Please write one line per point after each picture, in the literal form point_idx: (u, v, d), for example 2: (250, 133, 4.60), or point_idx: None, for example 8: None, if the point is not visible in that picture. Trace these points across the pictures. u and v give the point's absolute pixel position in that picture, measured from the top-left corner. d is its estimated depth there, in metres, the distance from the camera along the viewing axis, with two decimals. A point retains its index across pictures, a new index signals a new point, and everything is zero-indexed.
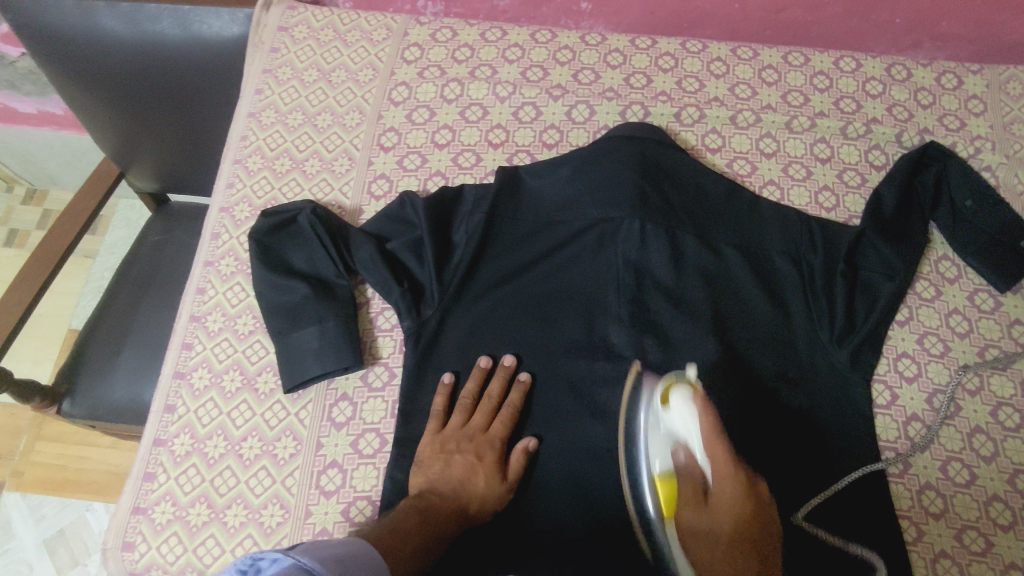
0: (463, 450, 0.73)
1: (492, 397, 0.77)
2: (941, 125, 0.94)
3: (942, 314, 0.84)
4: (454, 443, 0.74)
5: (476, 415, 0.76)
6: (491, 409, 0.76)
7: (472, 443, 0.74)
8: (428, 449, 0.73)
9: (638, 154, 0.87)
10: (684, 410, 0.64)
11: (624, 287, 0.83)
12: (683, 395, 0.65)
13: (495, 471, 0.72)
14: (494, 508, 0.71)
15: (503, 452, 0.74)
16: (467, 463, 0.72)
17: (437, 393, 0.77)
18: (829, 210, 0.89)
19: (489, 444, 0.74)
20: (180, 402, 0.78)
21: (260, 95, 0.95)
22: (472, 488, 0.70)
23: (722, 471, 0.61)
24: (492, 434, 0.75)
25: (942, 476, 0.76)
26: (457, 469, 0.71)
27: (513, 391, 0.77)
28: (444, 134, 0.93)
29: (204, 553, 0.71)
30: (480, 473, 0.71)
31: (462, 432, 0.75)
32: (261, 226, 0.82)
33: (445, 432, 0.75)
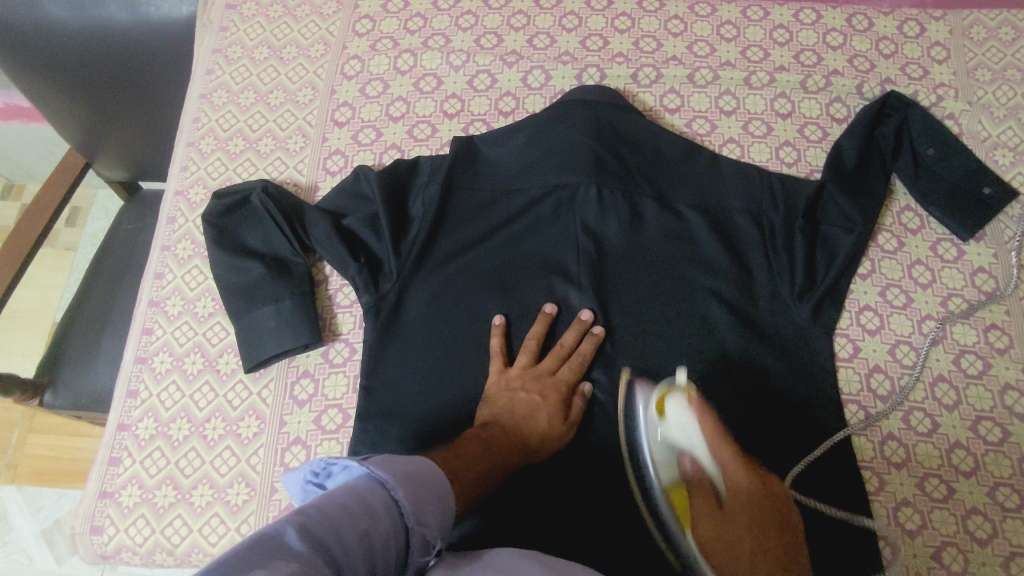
0: (529, 388, 0.73)
1: (565, 346, 0.77)
2: (903, 74, 0.92)
3: (905, 265, 0.83)
4: (520, 381, 0.73)
5: (545, 359, 0.76)
6: (562, 354, 0.76)
7: (538, 383, 0.73)
8: (496, 386, 0.73)
9: (591, 117, 0.86)
10: (683, 419, 0.67)
11: (584, 253, 0.82)
12: (679, 402, 0.68)
13: (557, 413, 0.72)
14: (554, 446, 0.71)
15: (567, 394, 0.74)
16: (533, 401, 0.71)
17: (492, 334, 0.77)
18: (790, 165, 0.88)
19: (554, 386, 0.74)
20: (143, 387, 0.78)
21: (211, 75, 0.94)
22: (536, 425, 0.70)
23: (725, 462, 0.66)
24: (559, 377, 0.74)
25: (905, 426, 0.76)
26: (523, 405, 0.71)
27: (586, 340, 0.77)
28: (399, 106, 0.91)
29: (172, 533, 0.72)
30: (543, 411, 0.71)
31: (530, 372, 0.74)
32: (214, 207, 0.82)
33: (511, 370, 0.74)
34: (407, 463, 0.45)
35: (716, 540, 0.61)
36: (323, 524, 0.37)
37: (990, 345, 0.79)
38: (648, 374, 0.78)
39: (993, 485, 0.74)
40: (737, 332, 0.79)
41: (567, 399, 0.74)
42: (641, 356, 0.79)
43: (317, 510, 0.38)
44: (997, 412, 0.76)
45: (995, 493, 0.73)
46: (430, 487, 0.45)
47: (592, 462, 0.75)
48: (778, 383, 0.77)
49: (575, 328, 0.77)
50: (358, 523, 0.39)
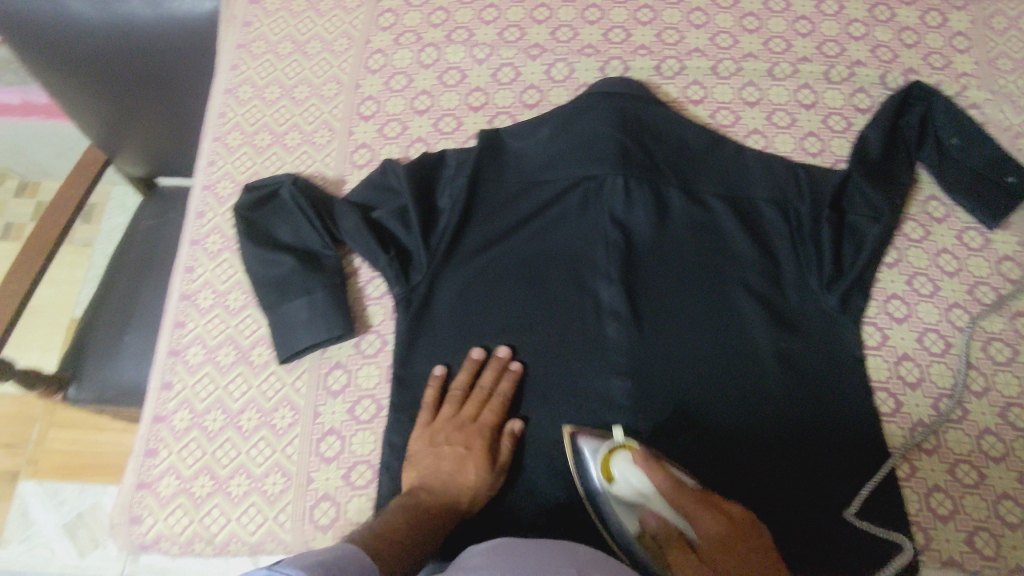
0: (453, 440, 0.71)
1: (484, 388, 0.75)
2: (926, 64, 0.92)
3: (931, 255, 0.84)
4: (443, 434, 0.72)
5: (467, 406, 0.74)
6: (484, 398, 0.75)
7: (462, 433, 0.72)
8: (421, 443, 0.72)
9: (617, 110, 0.86)
10: (629, 474, 0.68)
11: (613, 245, 0.83)
12: (622, 458, 0.69)
13: (484, 462, 0.70)
14: (485, 497, 0.70)
15: (493, 439, 0.72)
16: (458, 455, 0.70)
17: (427, 386, 0.76)
18: (815, 155, 0.89)
19: (478, 432, 0.72)
20: (177, 378, 0.79)
21: (236, 70, 0.95)
22: (463, 482, 0.68)
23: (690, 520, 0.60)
24: (482, 422, 0.73)
25: (934, 413, 0.77)
26: (447, 463, 0.69)
27: (506, 380, 0.76)
28: (423, 100, 0.92)
29: (211, 522, 0.73)
30: (470, 465, 0.69)
31: (453, 423, 0.73)
32: (244, 202, 0.83)
33: (436, 424, 0.73)
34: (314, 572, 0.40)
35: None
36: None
37: (1017, 332, 0.80)
38: (678, 362, 0.79)
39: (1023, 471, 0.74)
40: (765, 324, 0.79)
41: (495, 444, 0.72)
42: (670, 345, 0.80)
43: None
44: None
45: None
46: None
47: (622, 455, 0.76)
48: (810, 376, 0.78)
49: (494, 369, 0.76)
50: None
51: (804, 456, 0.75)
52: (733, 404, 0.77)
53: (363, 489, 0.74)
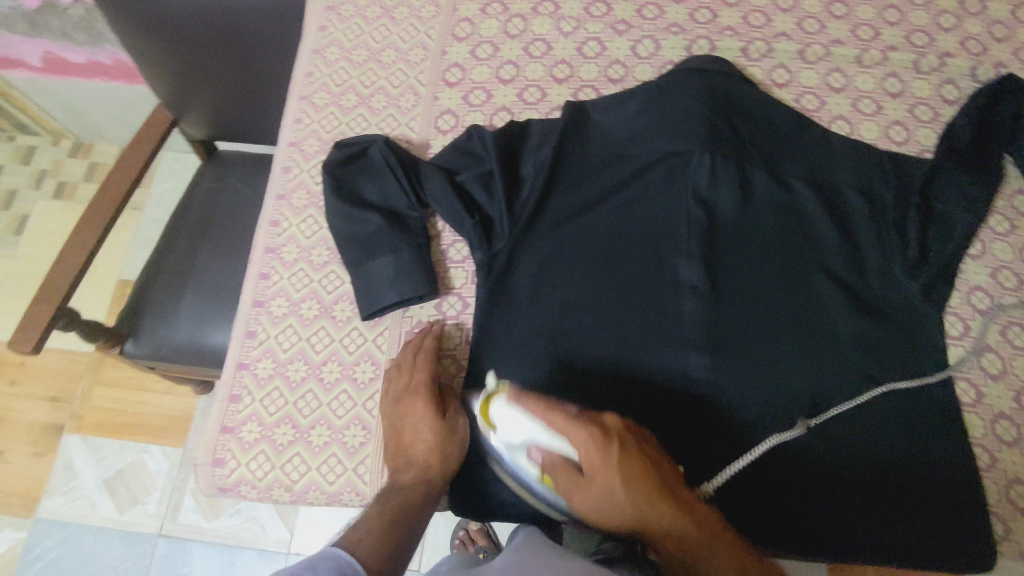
0: (400, 412, 0.71)
1: (409, 353, 0.75)
2: (1017, 58, 0.91)
3: (1016, 249, 0.83)
4: (393, 412, 0.72)
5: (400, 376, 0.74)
6: (412, 360, 0.75)
7: (404, 402, 0.71)
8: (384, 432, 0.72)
9: (707, 86, 0.86)
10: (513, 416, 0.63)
11: (695, 222, 0.83)
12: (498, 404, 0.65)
13: (428, 416, 0.69)
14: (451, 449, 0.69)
15: (430, 390, 0.71)
16: (407, 424, 0.70)
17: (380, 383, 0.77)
18: (900, 144, 0.88)
19: (416, 392, 0.71)
20: (261, 328, 0.80)
21: (324, 31, 0.95)
22: (421, 444, 0.68)
23: (576, 441, 0.59)
24: (416, 381, 0.72)
25: (1016, 406, 0.77)
26: (404, 438, 0.70)
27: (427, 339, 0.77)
28: (509, 70, 0.93)
29: (291, 470, 0.74)
30: (418, 426, 0.69)
31: (395, 398, 0.73)
32: (335, 158, 0.84)
33: (386, 407, 0.73)
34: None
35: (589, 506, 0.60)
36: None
37: None
38: (758, 342, 0.79)
39: None
40: (848, 306, 0.79)
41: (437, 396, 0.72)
42: (750, 325, 0.80)
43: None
44: None
45: None
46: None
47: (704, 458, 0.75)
48: (898, 365, 0.77)
49: (421, 333, 0.78)
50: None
51: (884, 471, 0.74)
52: (814, 390, 0.77)
53: None
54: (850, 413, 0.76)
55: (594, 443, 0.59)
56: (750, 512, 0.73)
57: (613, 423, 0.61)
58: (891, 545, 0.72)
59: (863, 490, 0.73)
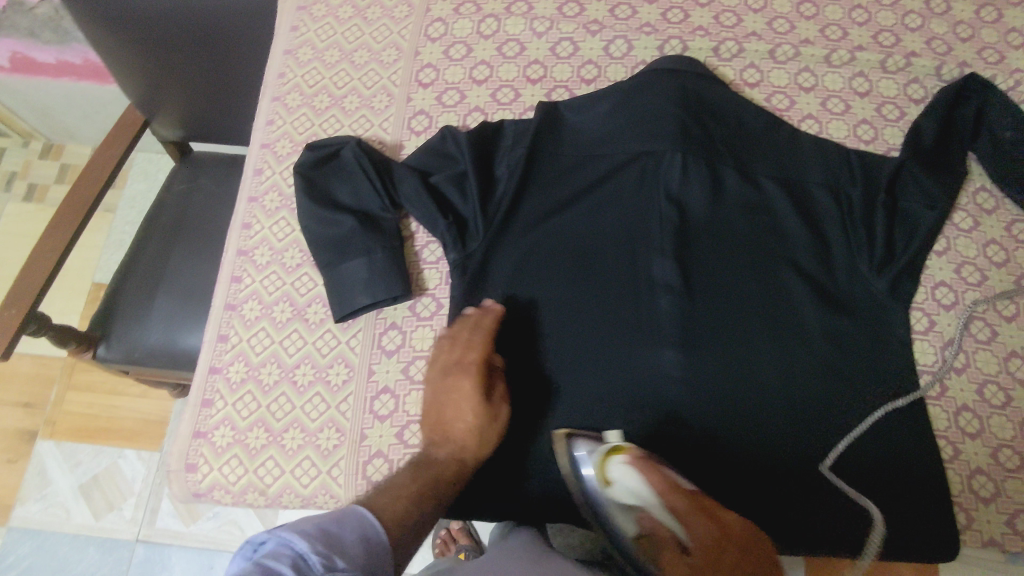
0: (449, 386, 0.71)
1: (469, 330, 0.74)
2: (980, 58, 0.93)
3: (980, 244, 0.84)
4: (441, 384, 0.71)
5: (455, 349, 0.73)
6: (469, 337, 0.74)
7: (453, 377, 0.71)
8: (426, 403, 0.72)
9: (678, 86, 0.86)
10: (627, 476, 0.65)
11: (667, 220, 0.83)
12: (617, 462, 0.66)
13: (476, 398, 0.69)
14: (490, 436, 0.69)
15: (482, 373, 0.71)
16: (454, 400, 0.69)
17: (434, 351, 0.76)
18: (867, 142, 0.90)
19: (467, 370, 0.71)
20: (233, 332, 0.80)
21: (296, 31, 0.94)
22: (463, 423, 0.68)
23: (687, 517, 0.59)
24: (469, 360, 0.71)
25: (979, 398, 0.78)
26: (446, 413, 0.69)
27: (487, 317, 0.75)
28: (482, 70, 0.93)
29: (265, 474, 0.74)
30: (465, 405, 0.69)
31: (445, 371, 0.72)
32: (306, 159, 0.84)
33: (432, 375, 0.73)
34: (311, 517, 0.47)
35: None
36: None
37: None
38: (729, 339, 0.80)
39: None
40: (817, 303, 0.80)
41: (488, 378, 0.72)
42: (721, 322, 0.80)
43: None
44: None
45: None
46: (349, 525, 0.49)
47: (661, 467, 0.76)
48: (864, 361, 0.79)
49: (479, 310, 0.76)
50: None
51: (848, 469, 0.75)
52: (784, 385, 0.78)
53: (416, 448, 0.75)
54: (817, 411, 0.77)
55: (705, 529, 0.58)
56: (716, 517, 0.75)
57: (734, 526, 0.59)
58: (848, 538, 0.74)
59: (818, 488, 0.75)
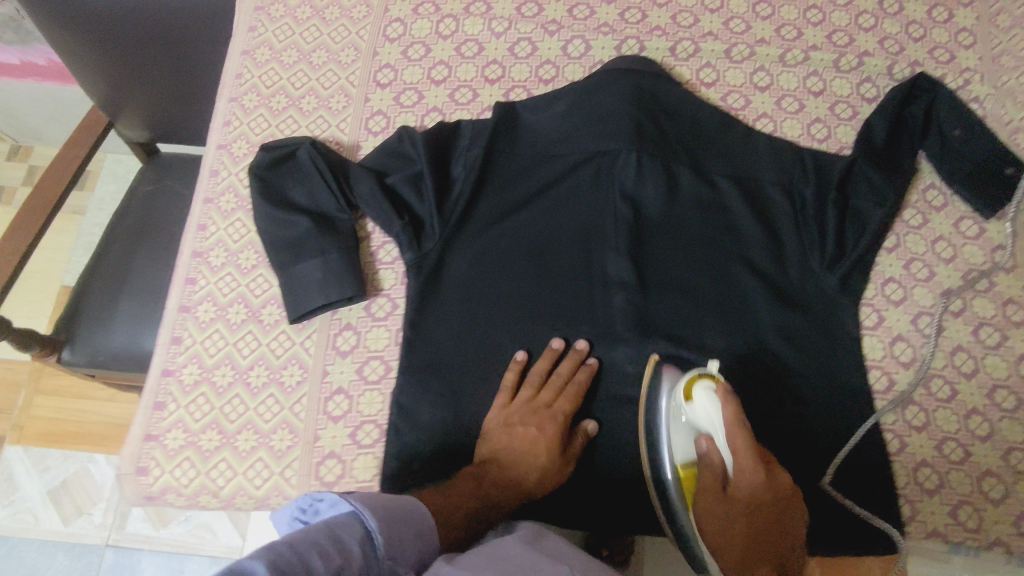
0: (530, 423, 0.73)
1: (561, 376, 0.77)
2: (931, 57, 0.95)
3: (928, 241, 0.86)
4: (519, 417, 0.74)
5: (544, 392, 0.76)
6: (559, 386, 0.76)
7: (536, 416, 0.74)
8: (494, 424, 0.74)
9: (633, 86, 0.87)
10: (707, 406, 0.66)
11: (621, 219, 0.84)
12: (707, 387, 0.67)
13: (556, 446, 0.72)
14: (551, 484, 0.72)
15: (565, 425, 0.74)
16: (532, 437, 0.72)
17: (509, 370, 0.77)
18: (820, 141, 0.91)
19: (552, 417, 0.74)
20: (187, 334, 0.79)
21: (254, 32, 0.94)
22: (532, 462, 0.71)
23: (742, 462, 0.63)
24: (557, 408, 0.75)
25: (925, 392, 0.79)
26: (520, 445, 0.71)
27: (582, 372, 0.77)
28: (440, 70, 0.93)
29: (217, 475, 0.74)
30: (542, 448, 0.72)
31: (528, 408, 0.75)
32: (262, 160, 0.83)
33: (511, 407, 0.75)
34: (386, 498, 0.52)
35: (707, 514, 0.66)
36: (295, 563, 0.43)
37: (1007, 318, 0.82)
38: (682, 336, 0.81)
39: (1007, 450, 0.77)
40: (769, 301, 0.81)
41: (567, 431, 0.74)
42: (674, 321, 0.81)
43: (289, 549, 0.43)
44: (1014, 381, 0.79)
45: (1009, 456, 0.76)
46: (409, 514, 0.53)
47: (611, 464, 0.78)
48: (817, 361, 0.80)
49: (569, 355, 0.78)
50: (331, 560, 0.45)
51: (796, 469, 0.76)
52: (735, 381, 0.79)
53: (370, 448, 0.76)
54: (769, 410, 0.78)
55: (757, 485, 0.63)
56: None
57: (784, 484, 0.65)
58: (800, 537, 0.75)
59: None
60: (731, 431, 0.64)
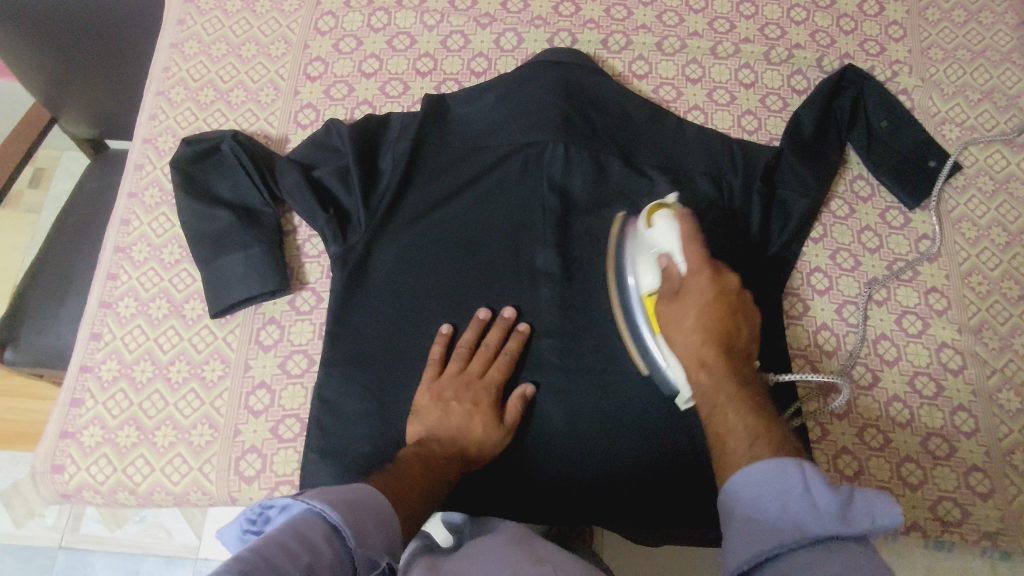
0: (462, 396, 0.73)
1: (491, 346, 0.77)
2: (861, 50, 0.95)
3: (855, 231, 0.87)
4: (451, 391, 0.73)
5: (474, 361, 0.76)
6: (489, 356, 0.76)
7: (470, 390, 0.74)
8: (426, 397, 0.73)
9: (561, 77, 0.87)
10: (664, 224, 0.67)
11: (549, 211, 0.84)
12: (666, 213, 0.68)
13: (492, 418, 0.73)
14: (493, 451, 0.73)
15: (499, 397, 0.75)
16: (467, 411, 0.72)
17: (435, 342, 0.77)
18: (750, 133, 0.91)
19: (486, 389, 0.74)
20: (106, 330, 0.78)
21: (182, 25, 0.93)
22: (471, 436, 0.71)
23: (693, 265, 0.63)
24: (489, 380, 0.75)
25: (848, 379, 0.80)
26: (455, 420, 0.71)
27: (512, 340, 0.77)
28: (371, 63, 0.92)
29: (134, 472, 0.73)
30: (477, 420, 0.72)
31: (460, 379, 0.75)
32: (183, 154, 0.82)
33: (441, 381, 0.74)
34: (343, 491, 0.50)
35: (666, 322, 0.64)
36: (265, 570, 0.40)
37: (930, 307, 0.83)
38: (607, 327, 0.81)
39: (926, 436, 0.77)
40: None
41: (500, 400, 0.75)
42: (601, 311, 0.81)
43: (253, 552, 0.41)
44: (935, 369, 0.80)
45: (927, 442, 0.77)
46: (368, 506, 0.51)
47: (538, 457, 0.77)
48: None
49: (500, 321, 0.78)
50: (297, 558, 0.42)
51: None
52: None
53: (290, 442, 0.75)
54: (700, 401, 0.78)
55: (705, 286, 0.62)
56: (595, 503, 0.76)
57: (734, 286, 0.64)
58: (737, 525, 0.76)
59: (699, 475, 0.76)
60: (684, 241, 0.64)
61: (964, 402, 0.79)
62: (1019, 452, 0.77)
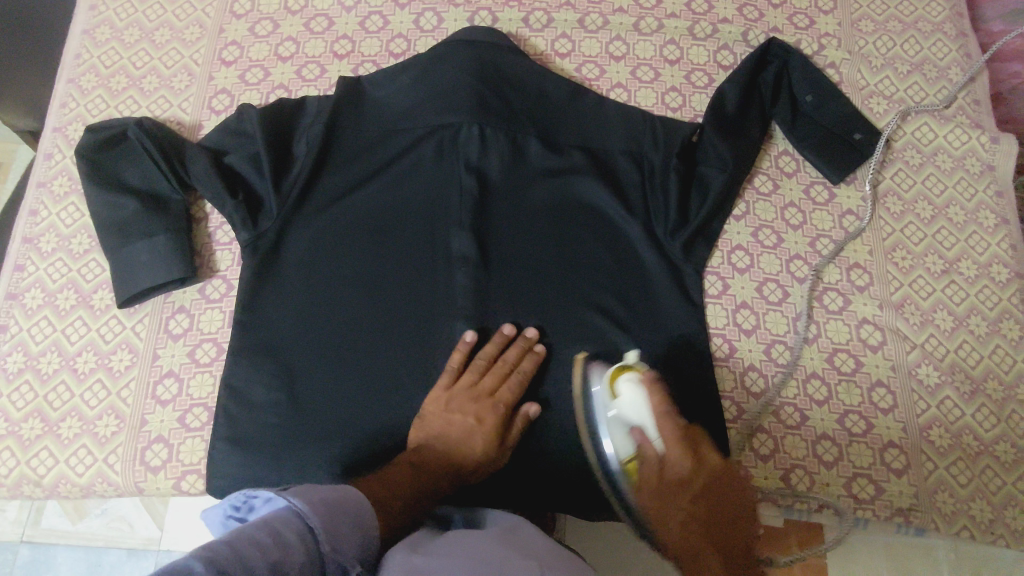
0: (468, 410, 0.70)
1: (509, 362, 0.74)
2: (790, 24, 0.94)
3: (778, 208, 0.85)
4: (460, 402, 0.70)
5: (487, 376, 0.73)
6: (506, 372, 0.73)
7: (477, 404, 0.70)
8: (435, 406, 0.70)
9: (476, 58, 0.85)
10: (635, 397, 0.64)
11: (466, 193, 0.82)
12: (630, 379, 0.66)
13: (494, 436, 0.69)
14: (486, 469, 0.69)
15: (506, 416, 0.71)
16: (469, 425, 0.69)
17: (457, 349, 0.74)
18: (675, 110, 0.89)
19: (494, 406, 0.71)
20: (12, 322, 0.78)
21: (94, 11, 0.92)
22: (467, 450, 0.68)
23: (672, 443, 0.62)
24: (499, 397, 0.72)
25: (765, 358, 0.79)
26: (455, 433, 0.68)
27: (529, 359, 0.74)
28: (288, 46, 0.91)
29: (38, 464, 0.73)
30: (477, 436, 0.69)
31: (471, 393, 0.71)
32: (86, 142, 0.80)
33: (452, 390, 0.72)
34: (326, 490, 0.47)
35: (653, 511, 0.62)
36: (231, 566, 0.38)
37: (852, 283, 0.82)
38: (523, 308, 0.79)
39: (843, 413, 0.77)
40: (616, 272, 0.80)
41: (507, 419, 0.72)
42: (518, 295, 0.79)
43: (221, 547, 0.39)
44: (854, 345, 0.80)
45: (844, 420, 0.77)
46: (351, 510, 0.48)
47: None
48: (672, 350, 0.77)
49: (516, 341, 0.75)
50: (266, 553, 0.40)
51: None
52: (574, 355, 0.77)
53: (197, 431, 0.75)
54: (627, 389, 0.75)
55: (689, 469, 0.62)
56: (518, 493, 0.74)
57: (714, 463, 0.64)
58: None
59: None
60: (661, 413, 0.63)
61: (882, 378, 0.78)
62: (936, 428, 0.76)
